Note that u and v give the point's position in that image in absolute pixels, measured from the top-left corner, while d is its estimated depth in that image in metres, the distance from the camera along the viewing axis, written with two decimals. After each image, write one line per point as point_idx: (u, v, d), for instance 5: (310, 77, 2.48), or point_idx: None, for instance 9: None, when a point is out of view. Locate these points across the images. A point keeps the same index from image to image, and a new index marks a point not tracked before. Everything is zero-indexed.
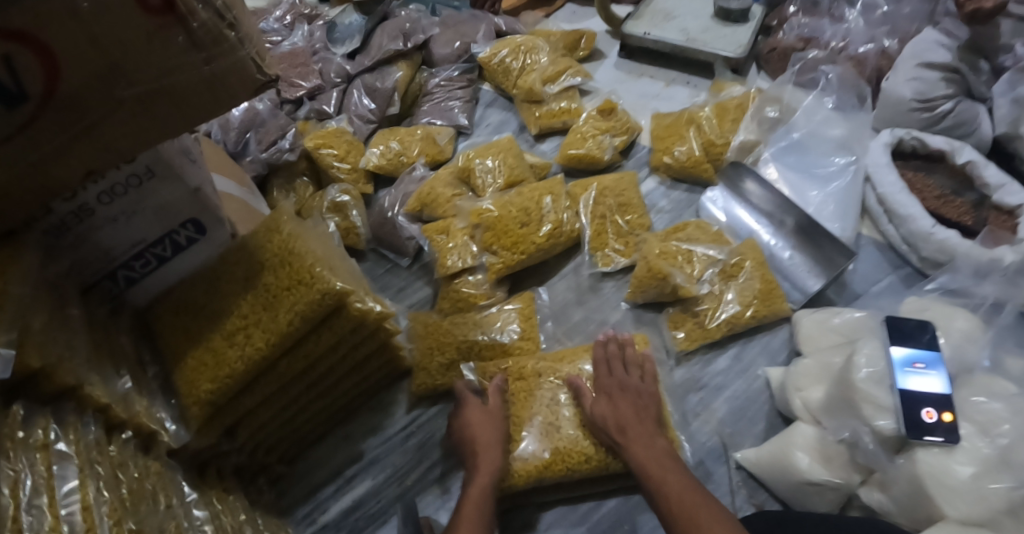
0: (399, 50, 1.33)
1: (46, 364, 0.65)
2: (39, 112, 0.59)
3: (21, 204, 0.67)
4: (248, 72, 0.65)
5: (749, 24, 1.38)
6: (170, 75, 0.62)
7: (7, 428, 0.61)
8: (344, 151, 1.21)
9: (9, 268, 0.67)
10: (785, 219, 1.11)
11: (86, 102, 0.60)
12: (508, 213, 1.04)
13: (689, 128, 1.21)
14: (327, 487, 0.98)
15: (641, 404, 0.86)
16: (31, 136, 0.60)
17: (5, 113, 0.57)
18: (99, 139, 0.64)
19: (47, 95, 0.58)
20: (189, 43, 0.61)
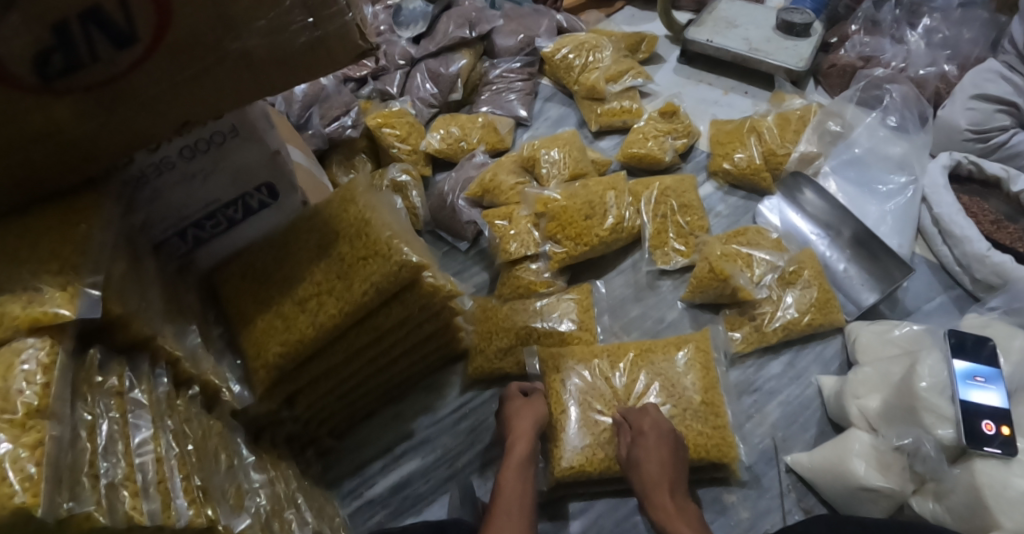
0: (464, 38, 1.34)
1: (122, 312, 0.65)
2: (146, 56, 0.60)
3: (113, 150, 0.67)
4: (351, 38, 0.67)
5: (811, 39, 1.38)
6: (278, 31, 0.64)
7: (85, 373, 0.60)
8: (404, 132, 1.21)
9: (92, 213, 0.67)
10: (842, 230, 1.11)
11: (190, 51, 0.61)
12: (574, 204, 1.04)
13: (751, 136, 1.22)
14: (374, 464, 0.98)
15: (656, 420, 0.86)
16: (135, 80, 0.61)
17: (112, 55, 0.58)
18: (197, 92, 0.65)
19: (155, 40, 0.59)
20: (300, 2, 0.63)
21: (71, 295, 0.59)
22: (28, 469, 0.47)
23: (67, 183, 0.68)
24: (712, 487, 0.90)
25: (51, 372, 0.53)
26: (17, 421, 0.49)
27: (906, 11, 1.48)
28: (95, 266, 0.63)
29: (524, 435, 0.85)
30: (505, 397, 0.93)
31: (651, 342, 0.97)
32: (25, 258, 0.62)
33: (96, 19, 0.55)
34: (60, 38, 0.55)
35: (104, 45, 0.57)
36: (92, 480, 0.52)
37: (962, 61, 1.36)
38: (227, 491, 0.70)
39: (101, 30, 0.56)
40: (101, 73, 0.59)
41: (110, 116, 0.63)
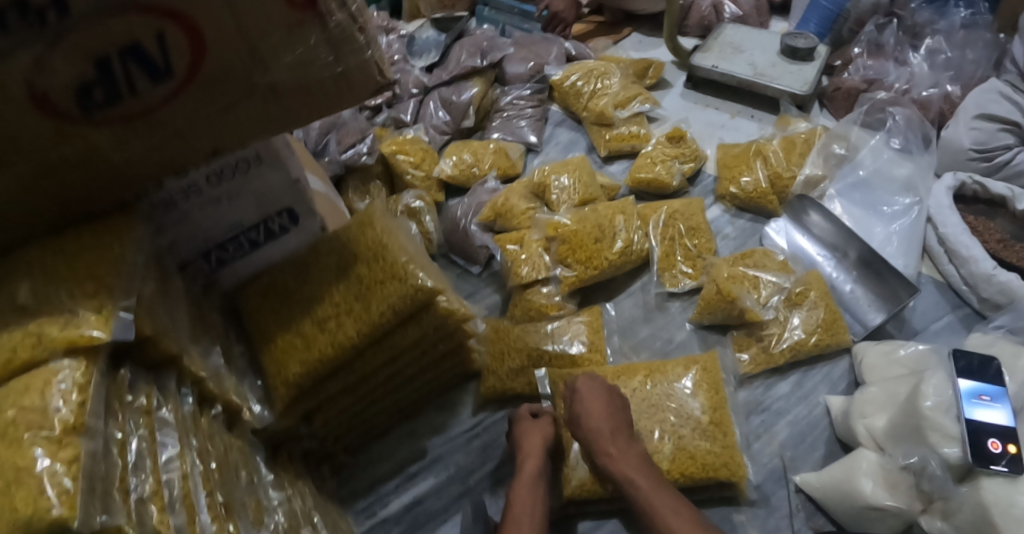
0: (476, 66, 1.39)
1: (151, 333, 0.68)
2: (179, 89, 0.63)
3: (146, 174, 0.72)
4: (369, 73, 0.72)
5: (815, 63, 1.41)
6: (302, 68, 0.68)
7: (117, 391, 0.63)
8: (418, 158, 1.26)
9: (124, 237, 0.71)
10: (848, 252, 1.13)
11: (220, 84, 0.65)
12: (584, 229, 1.07)
13: (757, 160, 1.24)
14: (388, 481, 1.00)
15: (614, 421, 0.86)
16: (168, 111, 0.65)
17: (148, 88, 0.62)
18: (225, 124, 0.70)
19: (189, 74, 0.63)
20: (324, 41, 0.67)
21: (105, 317, 0.62)
22: (64, 483, 0.50)
23: (101, 204, 0.73)
24: (721, 506, 0.91)
25: (86, 391, 0.57)
26: (54, 438, 0.52)
27: (908, 34, 1.51)
28: (127, 288, 0.66)
29: (532, 455, 0.87)
30: (514, 419, 0.94)
31: (659, 364, 0.99)
32: (60, 275, 0.66)
33: (135, 55, 0.59)
34: (102, 73, 0.58)
35: (142, 79, 0.61)
36: (122, 494, 0.55)
37: (965, 82, 1.38)
38: (247, 505, 0.73)
39: (140, 65, 0.60)
40: (137, 105, 0.63)
41: (144, 146, 0.68)
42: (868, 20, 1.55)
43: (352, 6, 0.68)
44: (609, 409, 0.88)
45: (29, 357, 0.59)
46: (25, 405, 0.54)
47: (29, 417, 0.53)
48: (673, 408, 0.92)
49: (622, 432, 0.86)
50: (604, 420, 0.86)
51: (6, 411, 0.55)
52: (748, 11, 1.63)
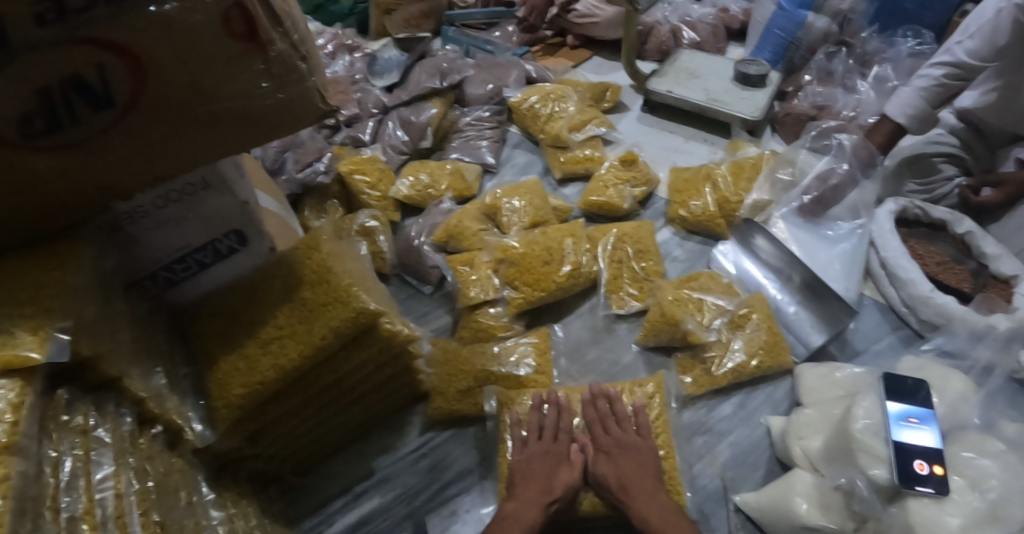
0: (435, 88, 1.42)
1: (90, 355, 0.67)
2: (121, 117, 0.64)
3: (87, 201, 0.70)
4: (310, 102, 0.73)
5: (766, 89, 1.45)
6: (245, 98, 0.69)
7: (51, 411, 0.62)
8: (376, 179, 1.27)
9: (69, 261, 0.70)
10: (793, 276, 1.16)
11: (164, 114, 0.66)
12: (532, 251, 1.09)
13: (706, 184, 1.27)
14: (335, 502, 1.00)
15: (642, 459, 0.89)
16: (109, 139, 0.65)
17: (89, 116, 0.63)
18: (167, 151, 0.70)
19: (130, 103, 0.64)
20: (266, 69, 0.68)
21: (41, 339, 0.61)
22: None
23: (44, 230, 0.71)
24: None
25: (20, 410, 0.56)
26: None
27: (857, 63, 1.57)
28: (67, 310, 0.65)
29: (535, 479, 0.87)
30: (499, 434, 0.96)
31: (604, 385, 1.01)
32: (0, 300, 0.64)
33: (76, 86, 0.60)
34: (43, 101, 0.59)
35: (83, 108, 0.62)
36: (53, 513, 0.54)
37: None
38: (185, 525, 0.72)
39: (80, 95, 0.61)
40: (78, 134, 0.63)
41: (80, 171, 0.66)
42: (819, 48, 1.61)
43: (294, 36, 0.69)
44: (643, 453, 0.89)
45: None
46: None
47: None
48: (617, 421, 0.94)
49: (650, 467, 0.88)
50: (635, 457, 0.89)
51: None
52: (705, 37, 1.71)
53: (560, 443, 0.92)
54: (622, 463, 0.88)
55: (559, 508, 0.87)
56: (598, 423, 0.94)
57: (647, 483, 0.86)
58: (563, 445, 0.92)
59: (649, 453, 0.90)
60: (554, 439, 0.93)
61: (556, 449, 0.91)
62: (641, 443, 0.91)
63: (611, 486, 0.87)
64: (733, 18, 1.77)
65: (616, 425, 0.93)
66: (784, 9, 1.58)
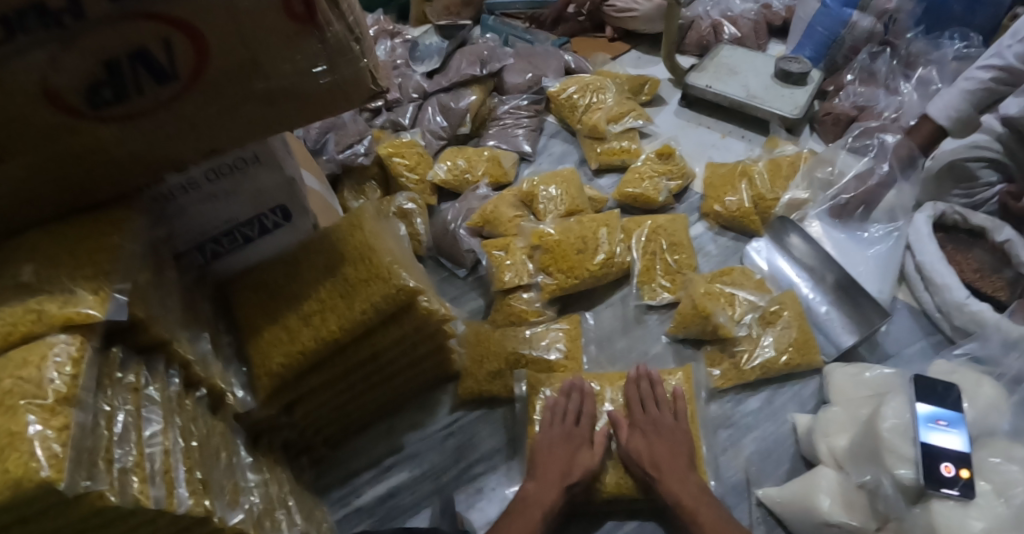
0: (475, 75, 1.44)
1: (143, 317, 0.70)
2: (183, 91, 0.68)
3: (147, 169, 0.75)
4: (360, 84, 0.75)
5: (807, 88, 1.44)
6: (299, 77, 0.71)
7: (108, 368, 0.65)
8: (414, 162, 1.29)
9: (124, 226, 0.73)
10: (826, 276, 1.16)
11: (222, 89, 0.69)
12: (567, 239, 1.10)
13: (742, 180, 1.27)
14: (364, 474, 1.02)
15: (677, 443, 0.90)
16: (170, 112, 0.69)
17: (153, 89, 0.66)
18: (223, 124, 0.73)
19: (192, 78, 0.67)
20: (321, 50, 0.70)
21: (102, 298, 0.65)
22: (53, 447, 0.52)
23: (103, 196, 0.75)
24: None
25: (79, 365, 0.59)
26: (47, 406, 0.54)
27: (902, 64, 1.55)
28: (124, 274, 0.69)
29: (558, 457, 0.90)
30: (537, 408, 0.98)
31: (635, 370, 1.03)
32: (62, 260, 0.67)
33: (143, 59, 0.64)
34: (110, 73, 0.63)
35: (148, 80, 0.65)
36: (106, 463, 0.57)
37: None
38: (225, 485, 0.75)
39: (146, 68, 0.64)
40: (142, 104, 0.67)
41: (145, 144, 0.71)
42: (863, 47, 1.59)
43: (349, 19, 0.71)
44: (680, 439, 0.91)
45: (27, 331, 0.61)
46: (22, 375, 0.56)
47: (25, 387, 0.55)
48: (655, 403, 0.95)
49: (685, 449, 0.90)
50: (671, 441, 0.90)
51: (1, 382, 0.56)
52: (746, 33, 1.69)
53: (582, 426, 0.94)
54: (658, 444, 0.90)
55: (578, 489, 0.89)
56: (638, 401, 0.96)
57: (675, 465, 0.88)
58: (585, 429, 0.94)
59: (684, 438, 0.91)
60: (577, 422, 0.94)
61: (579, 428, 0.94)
62: (678, 426, 0.92)
63: (645, 464, 0.88)
64: (775, 14, 1.76)
65: (654, 406, 0.95)
66: (828, 7, 1.57)
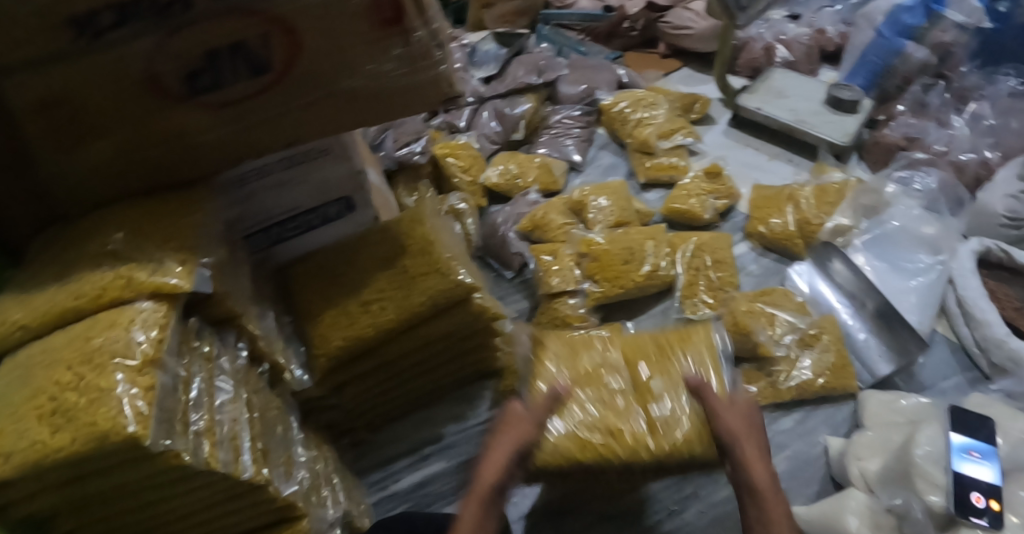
0: (531, 83, 1.48)
1: (220, 291, 0.74)
2: (273, 83, 0.73)
3: (227, 156, 0.78)
4: (436, 86, 0.80)
5: (857, 116, 1.45)
6: (381, 77, 0.76)
7: (186, 337, 0.69)
8: (467, 164, 1.35)
9: (204, 205, 0.77)
10: (866, 302, 1.18)
11: (309, 83, 0.74)
12: (614, 249, 1.14)
13: (788, 204, 1.29)
14: (401, 460, 1.06)
15: (749, 418, 0.70)
16: (260, 102, 0.74)
17: (247, 80, 0.72)
18: (305, 119, 0.78)
19: (283, 71, 0.72)
20: (404, 53, 0.75)
21: (188, 270, 0.67)
22: (139, 404, 0.55)
23: (184, 176, 0.78)
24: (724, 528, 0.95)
25: (165, 331, 0.62)
26: (135, 366, 0.57)
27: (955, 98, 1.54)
28: (205, 248, 0.72)
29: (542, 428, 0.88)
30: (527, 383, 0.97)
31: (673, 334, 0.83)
32: (149, 234, 0.71)
33: (240, 51, 0.69)
34: (209, 62, 0.69)
35: (243, 72, 0.71)
36: (184, 426, 0.61)
37: (1005, 149, 1.40)
38: (282, 456, 0.81)
39: (243, 60, 0.70)
40: (236, 94, 0.72)
41: (228, 131, 0.75)
42: (916, 78, 1.58)
43: (433, 25, 0.77)
44: (756, 430, 0.70)
45: (116, 295, 0.64)
46: (110, 337, 0.59)
47: (113, 346, 0.58)
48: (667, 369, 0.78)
49: (759, 433, 0.69)
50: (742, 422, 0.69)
51: (92, 340, 0.59)
52: (799, 57, 1.71)
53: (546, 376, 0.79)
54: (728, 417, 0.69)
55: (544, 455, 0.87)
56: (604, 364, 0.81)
57: (738, 425, 0.68)
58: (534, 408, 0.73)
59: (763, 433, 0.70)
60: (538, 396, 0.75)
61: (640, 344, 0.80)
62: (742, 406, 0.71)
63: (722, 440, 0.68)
64: (829, 39, 1.77)
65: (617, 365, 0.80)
66: (882, 38, 1.59)
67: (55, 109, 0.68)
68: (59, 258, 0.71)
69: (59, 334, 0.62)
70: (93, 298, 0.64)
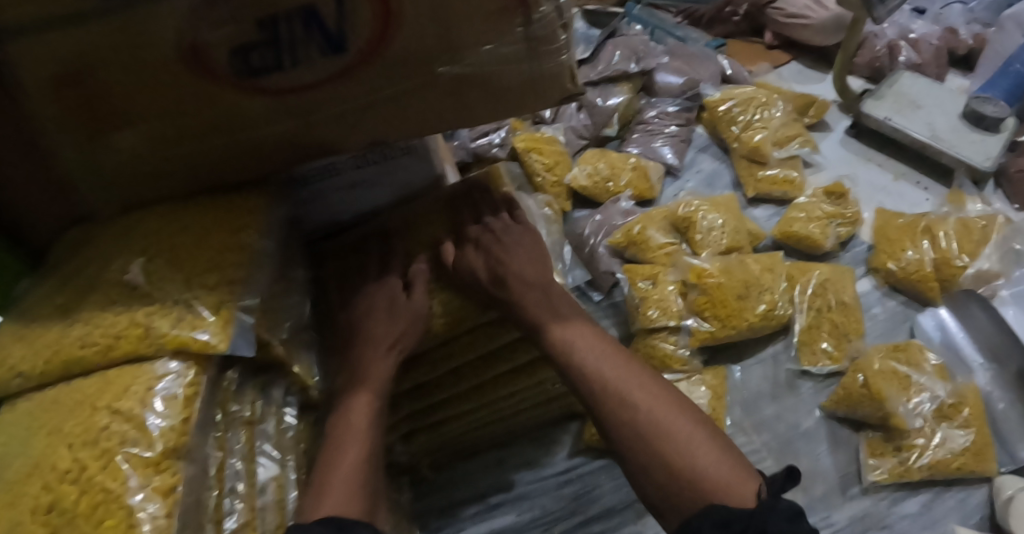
0: (627, 71, 1.29)
1: (266, 337, 0.60)
2: (353, 66, 0.56)
3: (286, 152, 0.64)
4: (549, 82, 0.63)
5: (1001, 136, 1.24)
6: (487, 66, 0.60)
7: (222, 397, 0.56)
8: (552, 162, 1.17)
9: (256, 217, 0.62)
10: (1008, 365, 1.01)
11: (400, 68, 0.58)
12: (728, 282, 0.98)
13: (924, 238, 1.11)
14: (469, 506, 0.94)
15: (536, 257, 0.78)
16: (334, 90, 0.58)
17: (321, 61, 0.55)
18: (389, 114, 0.62)
19: (368, 51, 0.56)
20: (523, 36, 0.59)
21: (224, 320, 0.53)
22: (158, 517, 0.44)
23: (237, 178, 0.65)
24: None
25: (191, 405, 0.49)
26: (152, 460, 0.45)
27: None
28: (251, 282, 0.57)
29: None
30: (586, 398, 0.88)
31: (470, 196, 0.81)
32: (185, 261, 0.57)
33: (312, 20, 0.52)
34: (271, 33, 0.52)
35: (315, 50, 0.54)
36: (216, 525, 0.50)
37: None
38: None
39: (316, 32, 0.53)
40: (304, 78, 0.56)
41: (291, 124, 0.60)
42: None
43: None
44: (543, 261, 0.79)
45: (132, 349, 0.51)
46: (122, 410, 0.47)
47: (122, 427, 0.46)
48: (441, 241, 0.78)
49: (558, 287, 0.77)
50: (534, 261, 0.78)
51: (98, 412, 0.47)
52: (926, 60, 1.49)
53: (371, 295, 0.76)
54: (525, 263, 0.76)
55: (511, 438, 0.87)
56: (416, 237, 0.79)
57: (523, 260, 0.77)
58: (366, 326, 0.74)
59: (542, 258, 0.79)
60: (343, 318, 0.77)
61: (559, 303, 0.75)
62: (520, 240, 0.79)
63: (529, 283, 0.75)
64: (960, 41, 1.54)
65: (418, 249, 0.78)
66: None
67: (69, 87, 0.52)
68: (80, 278, 0.57)
69: (65, 390, 0.51)
70: (105, 349, 0.51)
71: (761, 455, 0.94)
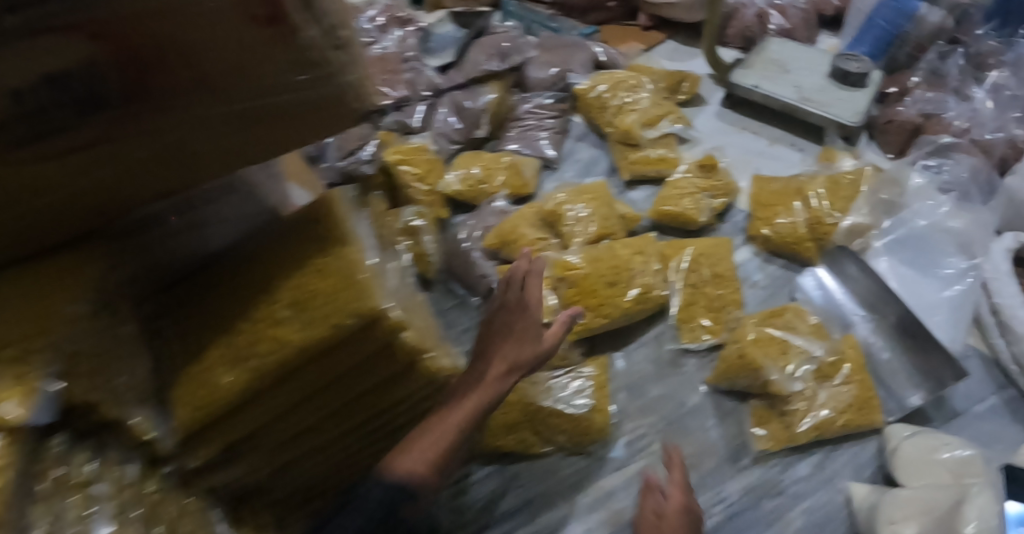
0: (494, 70, 1.28)
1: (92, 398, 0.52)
2: (119, 120, 0.43)
3: (74, 222, 0.51)
4: (349, 102, 0.49)
5: (867, 89, 1.26)
6: (283, 101, 0.47)
7: (40, 464, 0.49)
8: (424, 170, 1.13)
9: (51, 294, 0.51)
10: (887, 314, 1.02)
11: (175, 112, 0.45)
12: (597, 271, 0.97)
13: (795, 200, 1.13)
14: None
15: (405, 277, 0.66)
16: (101, 151, 0.45)
17: (74, 124, 0.42)
18: (175, 160, 0.49)
19: (126, 100, 0.43)
20: (290, 60, 0.44)
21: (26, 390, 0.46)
22: None
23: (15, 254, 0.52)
24: None
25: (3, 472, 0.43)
26: None
27: (972, 65, 1.35)
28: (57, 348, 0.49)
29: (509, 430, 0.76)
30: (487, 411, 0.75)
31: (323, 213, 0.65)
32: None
33: (54, 87, 0.39)
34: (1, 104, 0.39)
35: (59, 111, 0.41)
36: None
37: None
38: None
39: (58, 98, 0.40)
40: (59, 145, 0.43)
41: (57, 193, 0.47)
42: (929, 47, 1.37)
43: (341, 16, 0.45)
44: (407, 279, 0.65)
45: None
46: None
47: None
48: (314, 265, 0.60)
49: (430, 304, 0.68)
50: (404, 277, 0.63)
51: None
52: (795, 25, 1.51)
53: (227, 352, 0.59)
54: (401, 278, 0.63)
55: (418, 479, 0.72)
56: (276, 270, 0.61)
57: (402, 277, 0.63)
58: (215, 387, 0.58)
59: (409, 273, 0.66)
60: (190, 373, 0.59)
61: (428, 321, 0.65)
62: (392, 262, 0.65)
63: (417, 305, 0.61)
64: (826, 2, 1.56)
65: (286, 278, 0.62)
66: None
67: None
68: None
69: None
70: None
71: (649, 439, 0.92)
